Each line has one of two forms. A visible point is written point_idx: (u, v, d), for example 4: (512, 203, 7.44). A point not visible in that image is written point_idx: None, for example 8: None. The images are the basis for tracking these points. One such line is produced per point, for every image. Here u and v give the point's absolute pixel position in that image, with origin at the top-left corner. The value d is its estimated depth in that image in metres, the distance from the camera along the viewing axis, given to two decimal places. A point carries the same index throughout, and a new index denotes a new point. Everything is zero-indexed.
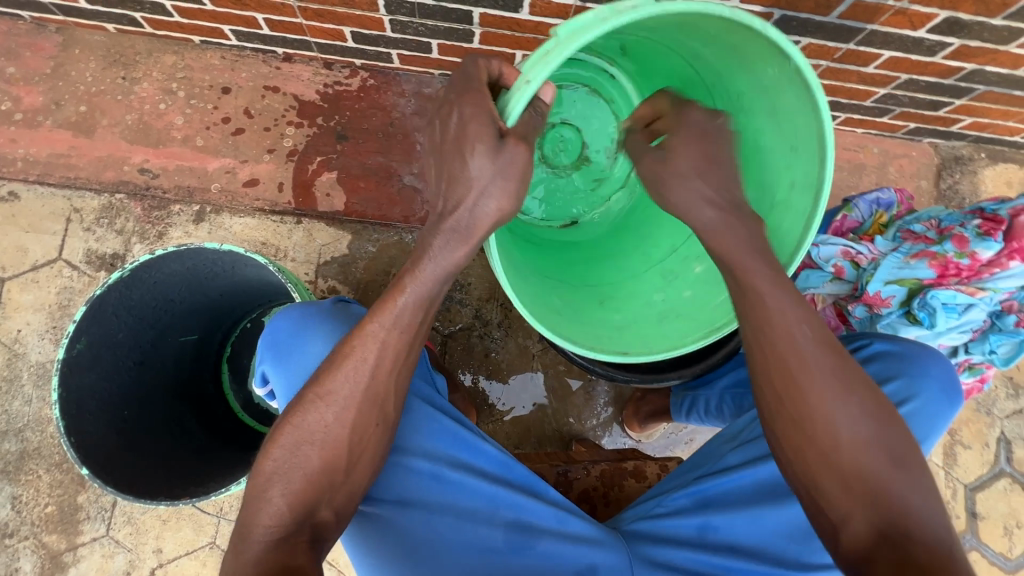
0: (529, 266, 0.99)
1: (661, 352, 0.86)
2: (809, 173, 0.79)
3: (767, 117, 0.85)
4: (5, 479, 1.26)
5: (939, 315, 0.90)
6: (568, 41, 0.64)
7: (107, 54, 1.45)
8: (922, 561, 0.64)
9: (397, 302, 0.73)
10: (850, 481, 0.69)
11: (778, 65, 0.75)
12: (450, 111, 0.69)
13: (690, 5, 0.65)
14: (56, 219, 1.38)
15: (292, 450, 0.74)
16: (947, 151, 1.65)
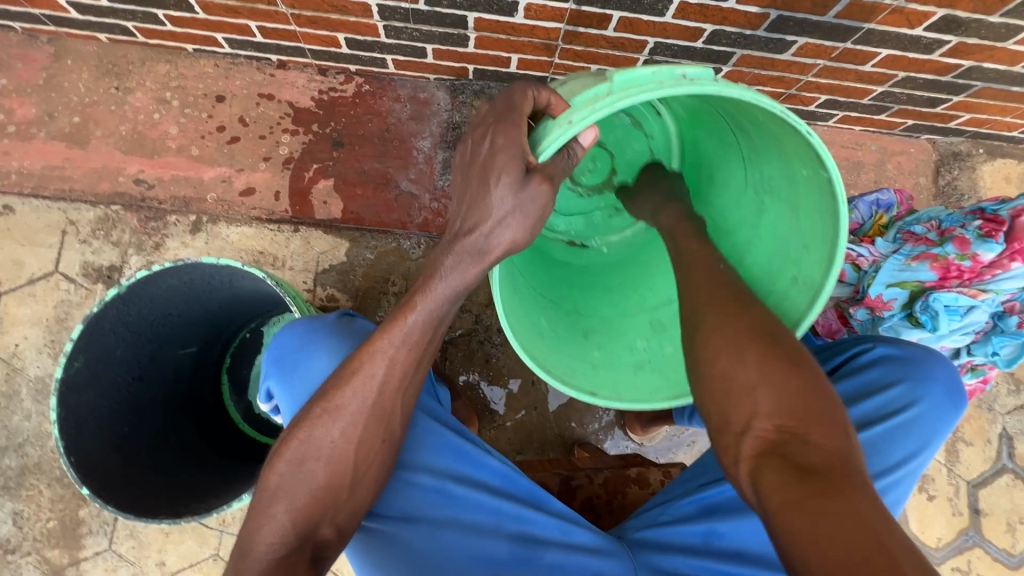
0: (526, 280, 0.98)
1: (624, 401, 0.85)
2: (811, 276, 0.77)
3: (789, 207, 0.82)
4: (6, 495, 1.26)
5: (941, 318, 0.91)
6: (618, 96, 0.63)
7: (99, 64, 1.44)
8: (817, 465, 0.58)
9: (408, 320, 0.74)
10: (753, 385, 0.65)
11: (813, 168, 0.72)
12: (485, 136, 0.69)
13: (744, 92, 0.62)
14: (52, 232, 1.38)
15: (297, 467, 0.74)
16: (945, 147, 1.65)
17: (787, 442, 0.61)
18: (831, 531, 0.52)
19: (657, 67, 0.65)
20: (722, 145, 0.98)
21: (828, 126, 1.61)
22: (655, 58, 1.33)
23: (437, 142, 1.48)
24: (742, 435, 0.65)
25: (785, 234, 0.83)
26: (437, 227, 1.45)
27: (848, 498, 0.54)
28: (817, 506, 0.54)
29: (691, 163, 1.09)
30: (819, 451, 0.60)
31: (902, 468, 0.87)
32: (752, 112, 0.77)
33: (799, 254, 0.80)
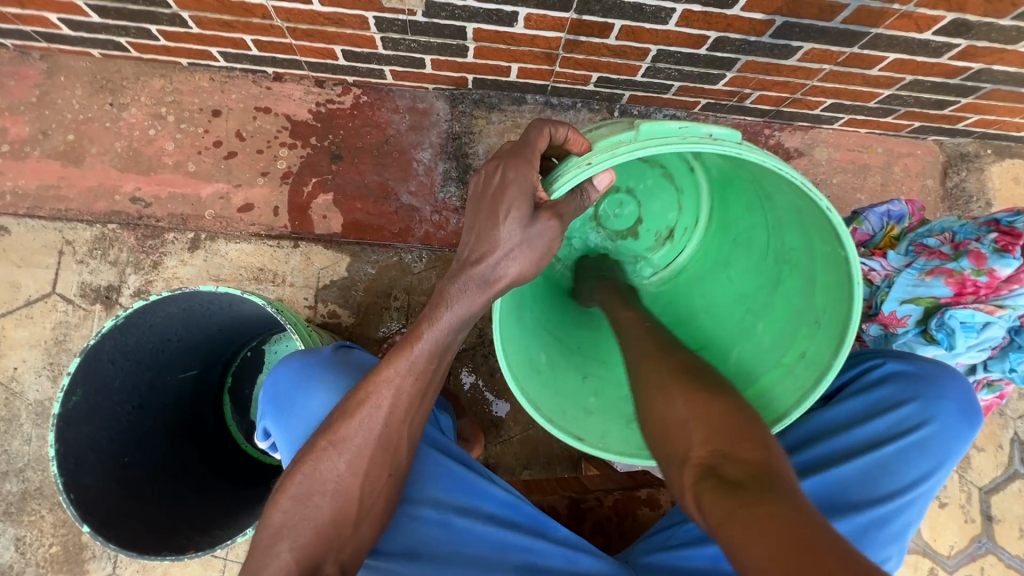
0: (535, 315, 0.99)
1: (611, 451, 0.81)
2: (822, 350, 0.80)
3: (810, 284, 0.85)
4: (8, 521, 1.25)
5: (957, 335, 0.91)
6: (637, 144, 0.67)
7: (93, 80, 1.41)
8: (742, 478, 0.61)
9: (413, 350, 0.75)
10: (683, 419, 0.71)
11: (829, 245, 0.75)
12: (498, 169, 0.73)
13: (765, 160, 0.67)
14: (48, 252, 1.36)
15: (303, 502, 0.75)
16: (952, 148, 1.62)
17: (718, 461, 0.65)
18: (757, 535, 0.53)
19: (684, 124, 0.70)
20: (749, 212, 1.01)
21: (833, 129, 1.58)
22: (657, 66, 1.31)
23: (437, 153, 1.45)
24: (683, 465, 0.68)
25: (800, 305, 0.87)
26: (439, 240, 1.43)
27: (769, 501, 0.57)
28: (743, 512, 0.56)
29: (721, 225, 1.10)
30: (744, 464, 0.63)
31: (916, 489, 0.85)
32: (775, 184, 0.81)
33: (809, 327, 0.83)
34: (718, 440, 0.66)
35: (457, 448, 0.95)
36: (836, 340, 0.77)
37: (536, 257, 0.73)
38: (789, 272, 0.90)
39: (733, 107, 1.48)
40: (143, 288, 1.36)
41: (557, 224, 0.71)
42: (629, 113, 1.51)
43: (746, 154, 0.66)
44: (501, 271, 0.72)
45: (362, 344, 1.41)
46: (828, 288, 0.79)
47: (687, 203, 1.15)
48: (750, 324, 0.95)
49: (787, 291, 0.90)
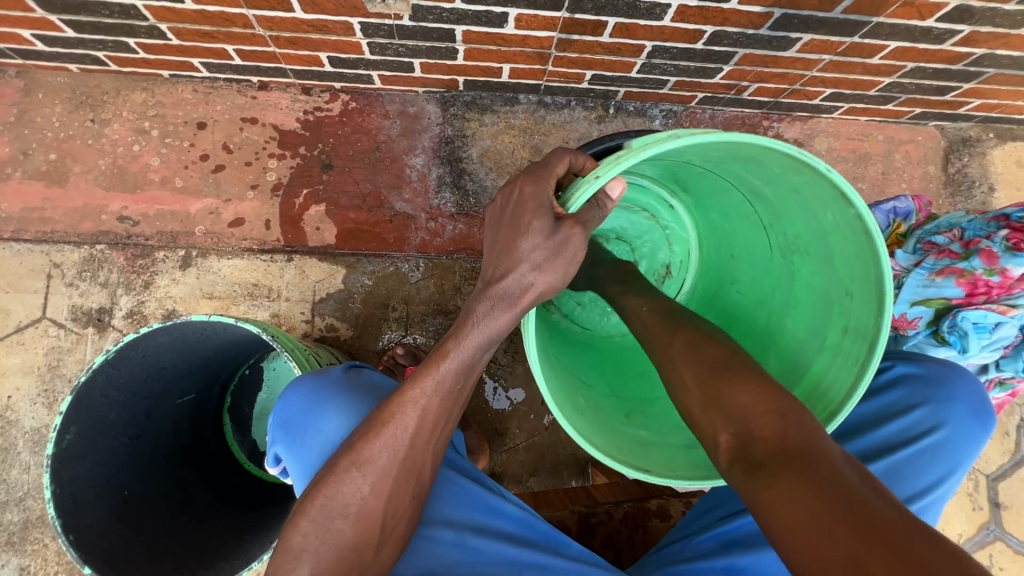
0: (558, 361, 1.00)
1: (686, 478, 0.75)
2: (864, 319, 0.75)
3: (825, 263, 0.83)
4: (11, 550, 1.24)
5: (969, 338, 0.92)
6: (641, 149, 0.69)
7: (72, 96, 1.37)
8: (771, 464, 0.55)
9: (440, 369, 0.73)
10: (699, 405, 0.64)
11: (838, 210, 0.73)
12: (512, 190, 0.74)
13: (756, 140, 0.68)
14: (36, 276, 1.33)
15: (325, 525, 0.73)
16: (953, 134, 1.59)
17: (745, 445, 0.59)
18: (805, 533, 0.49)
19: (669, 132, 0.73)
20: (735, 211, 1.03)
21: (833, 118, 1.55)
22: (653, 62, 1.28)
23: (431, 157, 1.42)
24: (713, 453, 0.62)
25: (824, 289, 0.84)
26: (435, 248, 1.40)
27: (806, 488, 0.51)
28: (784, 505, 0.51)
29: (712, 240, 1.16)
30: (771, 445, 0.57)
31: (929, 494, 0.87)
32: (767, 176, 0.82)
33: (843, 302, 0.79)
34: (740, 422, 0.60)
35: (469, 466, 0.97)
36: (875, 300, 0.72)
37: (564, 264, 0.71)
38: (800, 262, 0.89)
39: (730, 100, 1.45)
40: (135, 309, 1.33)
41: (581, 231, 0.68)
42: (624, 109, 1.47)
43: (734, 136, 0.66)
44: (528, 284, 0.71)
45: (362, 358, 1.39)
46: (845, 261, 0.77)
47: (674, 233, 1.23)
48: (778, 324, 0.93)
49: (806, 284, 0.88)
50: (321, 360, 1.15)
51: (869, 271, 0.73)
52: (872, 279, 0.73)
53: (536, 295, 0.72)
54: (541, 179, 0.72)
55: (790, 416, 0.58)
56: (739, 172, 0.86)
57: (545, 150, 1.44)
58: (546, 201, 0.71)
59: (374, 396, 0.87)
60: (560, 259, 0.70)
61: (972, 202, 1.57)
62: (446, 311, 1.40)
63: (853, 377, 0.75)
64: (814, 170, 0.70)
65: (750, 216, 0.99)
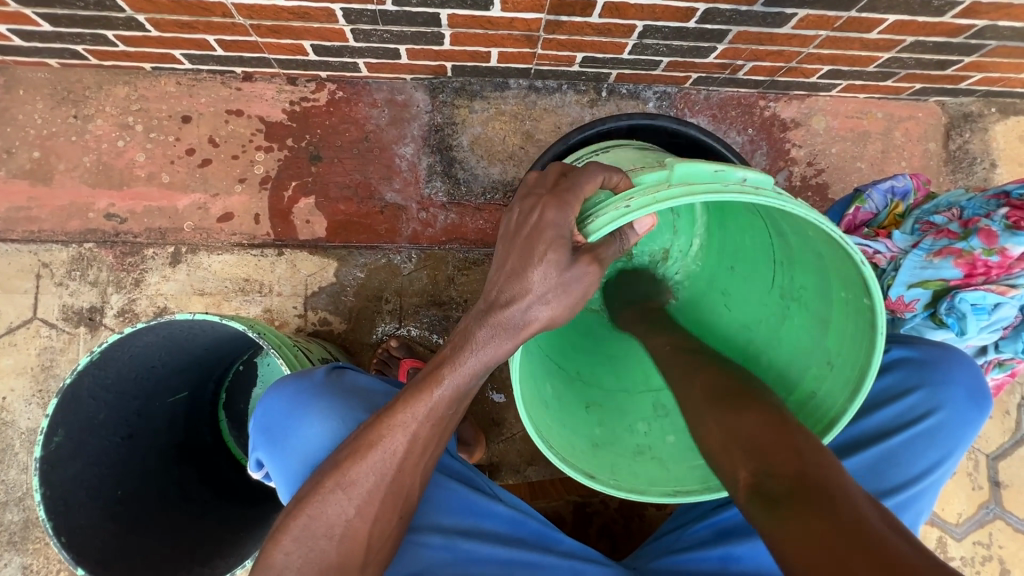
0: (540, 342, 0.95)
1: (622, 489, 0.80)
2: (834, 394, 0.77)
3: (821, 321, 0.82)
4: (13, 550, 1.25)
5: (967, 320, 0.90)
6: (683, 192, 0.65)
7: (53, 92, 1.35)
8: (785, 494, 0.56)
9: (433, 395, 0.73)
10: (719, 440, 0.66)
11: (855, 292, 0.72)
12: (535, 207, 0.70)
13: (810, 215, 0.63)
14: (25, 276, 1.32)
15: (308, 544, 0.74)
16: (954, 109, 1.55)
17: (761, 479, 0.60)
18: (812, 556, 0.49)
19: (719, 167, 0.69)
20: (753, 241, 0.99)
21: (831, 96, 1.51)
22: (644, 42, 1.24)
23: (420, 146, 1.39)
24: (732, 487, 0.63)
25: (809, 342, 0.85)
26: (428, 239, 1.38)
27: (813, 514, 0.52)
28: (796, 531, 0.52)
29: (717, 249, 1.10)
30: (786, 479, 0.58)
31: (925, 479, 0.87)
32: (805, 228, 0.77)
33: (822, 368, 0.80)
34: (756, 454, 0.61)
35: (460, 467, 0.96)
36: (853, 382, 0.74)
37: (572, 299, 0.70)
38: (796, 305, 0.88)
39: (725, 80, 1.42)
40: (126, 307, 1.32)
41: (597, 268, 0.69)
42: (617, 92, 1.44)
43: (785, 205, 0.62)
44: (533, 318, 0.69)
45: (357, 351, 1.38)
46: (842, 331, 0.78)
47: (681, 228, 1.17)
48: (753, 357, 0.94)
49: (794, 329, 0.88)
50: (313, 356, 1.12)
51: (861, 352, 0.74)
52: (857, 362, 0.74)
53: (539, 327, 0.70)
54: (565, 205, 0.68)
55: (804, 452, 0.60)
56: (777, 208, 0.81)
57: (537, 136, 1.42)
58: (566, 230, 0.67)
59: (357, 398, 0.87)
60: (570, 293, 0.69)
61: (973, 178, 1.55)
62: (439, 302, 1.38)
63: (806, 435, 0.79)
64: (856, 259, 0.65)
65: (761, 252, 0.96)
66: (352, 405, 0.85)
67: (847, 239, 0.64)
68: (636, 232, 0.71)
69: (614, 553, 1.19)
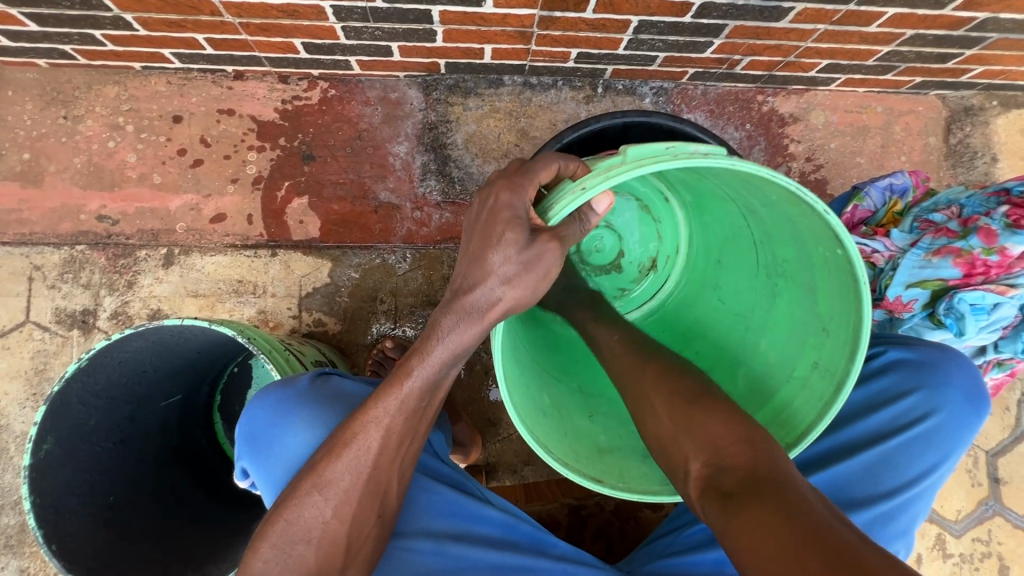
0: (527, 353, 0.97)
1: (632, 491, 0.78)
2: (837, 357, 0.75)
3: (808, 293, 0.81)
4: (9, 553, 1.25)
5: (966, 320, 0.89)
6: (632, 166, 0.65)
7: (43, 92, 1.33)
8: (739, 489, 0.57)
9: (403, 387, 0.72)
10: (673, 432, 0.66)
11: (828, 248, 0.72)
12: (489, 194, 0.70)
13: (758, 168, 0.64)
14: (17, 279, 1.31)
15: (286, 550, 0.73)
16: (955, 102, 1.53)
17: (714, 473, 0.61)
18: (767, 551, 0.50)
19: (671, 143, 0.68)
20: (730, 226, 0.99)
21: (830, 90, 1.49)
22: (640, 37, 1.22)
23: (414, 144, 1.38)
24: (687, 479, 0.64)
25: (803, 318, 0.83)
26: (422, 238, 1.37)
27: (766, 508, 0.53)
28: (747, 524, 0.53)
29: (702, 244, 1.12)
30: (738, 472, 0.59)
31: (921, 483, 0.87)
32: (765, 200, 0.78)
33: (819, 336, 0.78)
34: (710, 449, 0.62)
35: (449, 471, 0.96)
36: (852, 341, 0.72)
37: (535, 279, 0.69)
38: (784, 285, 0.87)
39: (723, 75, 1.40)
40: (119, 309, 1.32)
41: (558, 247, 0.67)
42: (613, 88, 1.42)
43: (736, 161, 0.63)
44: (497, 299, 0.69)
45: (353, 351, 1.37)
46: (829, 296, 0.76)
47: (665, 229, 1.19)
48: (752, 343, 0.91)
49: (786, 307, 0.86)
50: (304, 357, 1.11)
51: (851, 312, 0.72)
52: (851, 322, 0.72)
53: (504, 309, 0.70)
54: (519, 188, 0.68)
55: (758, 445, 0.61)
56: (738, 189, 0.83)
57: (532, 133, 1.40)
58: (522, 210, 0.67)
59: (339, 403, 0.86)
60: (532, 274, 0.68)
61: (973, 173, 1.53)
62: (434, 303, 1.37)
63: (815, 406, 0.76)
64: (814, 207, 0.66)
65: (741, 234, 0.96)
66: (337, 412, 0.84)
67: (799, 190, 0.65)
68: (597, 212, 0.70)
69: (609, 555, 1.17)
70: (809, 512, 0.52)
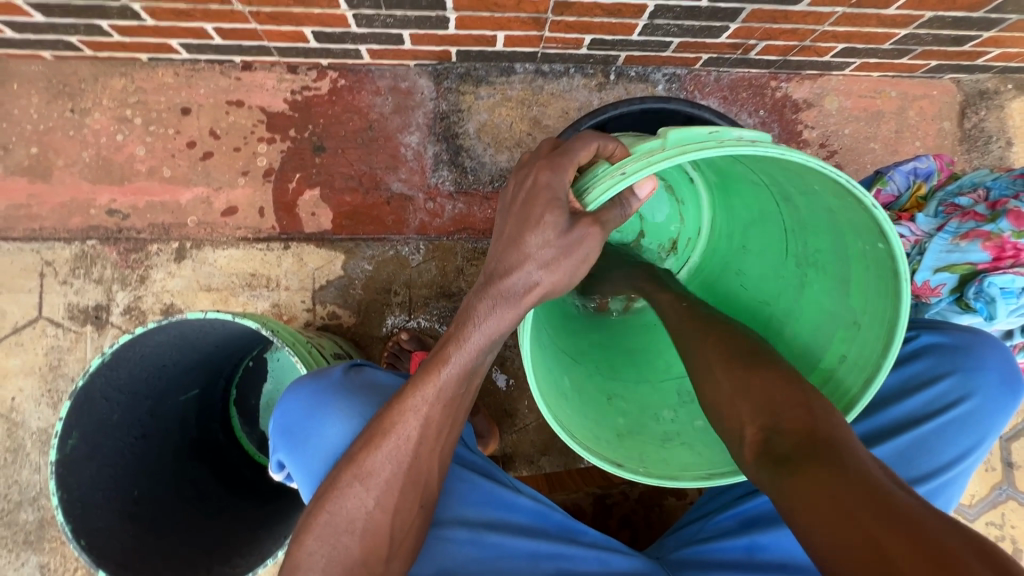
0: (547, 335, 0.96)
1: (651, 475, 0.79)
2: (867, 352, 0.75)
3: (841, 287, 0.81)
4: (29, 549, 1.26)
5: (996, 304, 0.88)
6: (676, 151, 0.64)
7: (49, 85, 1.31)
8: (794, 453, 0.58)
9: (441, 374, 0.72)
10: (730, 396, 0.67)
11: (869, 242, 0.72)
12: (527, 174, 0.70)
13: (808, 160, 0.63)
14: (29, 275, 1.31)
15: (331, 543, 0.74)
16: (970, 86, 1.52)
17: (769, 436, 0.62)
18: (827, 516, 0.51)
19: (714, 130, 0.69)
20: (758, 212, 0.99)
21: (844, 75, 1.48)
22: (656, 22, 1.21)
23: (426, 134, 1.36)
24: (741, 444, 0.65)
25: (829, 310, 0.83)
26: (435, 229, 1.36)
27: (825, 471, 0.54)
28: (807, 488, 0.54)
29: (725, 229, 1.11)
30: (795, 435, 0.60)
31: (955, 467, 0.88)
32: (805, 189, 0.78)
33: (849, 329, 0.78)
34: (767, 413, 0.63)
35: (480, 461, 0.96)
36: (883, 341, 0.72)
37: (572, 265, 0.68)
38: (812, 275, 0.87)
39: (737, 61, 1.38)
40: (133, 305, 1.31)
41: (598, 231, 0.67)
42: (626, 75, 1.41)
43: (785, 151, 0.62)
44: (535, 283, 0.68)
45: (367, 344, 1.36)
46: (864, 289, 0.76)
47: (688, 210, 1.18)
48: (776, 330, 0.91)
49: (815, 296, 0.86)
50: (324, 351, 1.11)
51: (887, 307, 0.72)
52: (886, 319, 0.72)
53: (540, 294, 0.69)
54: (560, 167, 0.68)
55: (814, 410, 0.62)
56: (775, 174, 0.82)
57: (545, 122, 1.38)
58: (562, 193, 0.67)
59: (373, 393, 0.86)
60: (570, 259, 0.68)
61: (989, 157, 1.52)
62: (449, 294, 1.37)
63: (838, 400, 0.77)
64: (859, 201, 0.66)
65: (768, 220, 0.96)
66: (372, 402, 0.84)
67: (846, 180, 0.64)
68: (638, 197, 0.70)
69: (634, 543, 1.19)
70: (864, 477, 0.53)
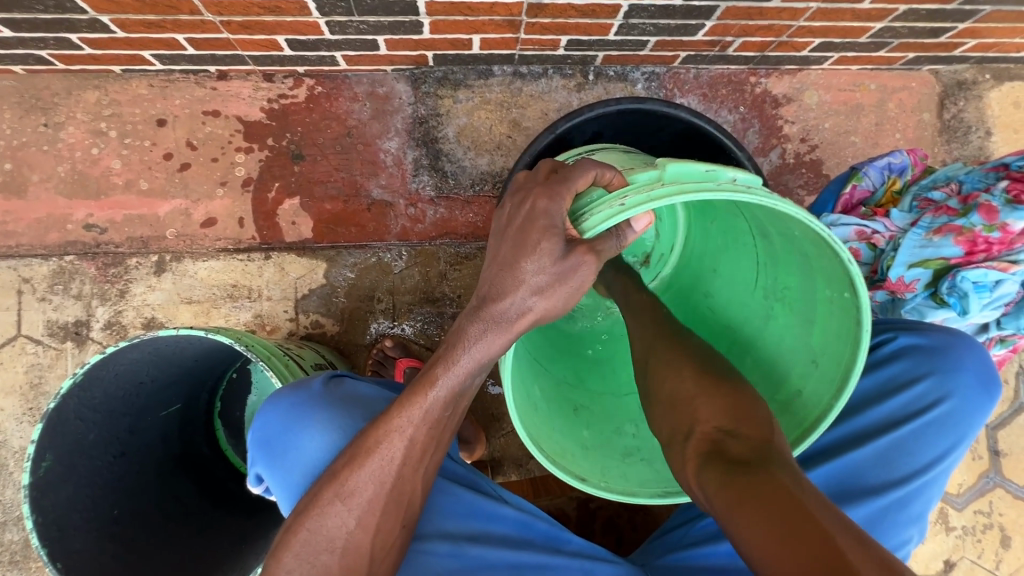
0: (527, 345, 0.95)
1: (615, 492, 0.81)
2: (821, 393, 0.77)
3: (802, 324, 0.82)
4: (16, 569, 1.26)
5: (970, 298, 0.89)
6: (675, 188, 0.63)
7: (21, 100, 1.30)
8: (748, 457, 0.61)
9: (428, 396, 0.71)
10: (692, 396, 0.70)
11: (837, 291, 0.73)
12: (524, 200, 0.69)
13: (796, 212, 0.62)
14: (6, 292, 1.30)
15: (311, 560, 0.74)
16: (948, 77, 1.52)
17: (724, 440, 0.64)
18: (775, 516, 0.54)
19: (710, 167, 0.68)
20: (731, 239, 0.99)
21: (822, 69, 1.48)
22: (631, 22, 1.20)
23: (405, 140, 1.36)
24: (686, 442, 0.68)
25: (790, 346, 0.84)
26: (418, 235, 1.36)
27: (777, 479, 0.58)
28: (759, 488, 0.57)
29: (698, 249, 1.10)
30: (749, 441, 0.63)
31: (933, 467, 0.89)
32: (784, 230, 0.79)
33: (805, 368, 0.81)
34: (723, 419, 0.66)
35: (463, 472, 0.97)
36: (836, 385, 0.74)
37: (567, 292, 0.68)
38: (775, 310, 0.88)
39: (715, 57, 1.38)
40: (113, 319, 1.30)
41: (593, 259, 0.67)
42: (605, 74, 1.40)
43: (771, 201, 0.61)
44: (527, 309, 0.68)
45: (351, 352, 1.36)
46: (824, 333, 0.78)
47: (664, 229, 1.17)
48: (735, 357, 0.92)
49: (776, 330, 0.87)
50: (305, 361, 1.10)
51: (845, 352, 0.74)
52: (843, 362, 0.74)
53: (534, 319, 0.69)
54: (556, 195, 0.67)
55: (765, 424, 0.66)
56: (757, 211, 0.82)
57: (524, 124, 1.38)
58: (559, 220, 0.67)
59: (352, 406, 0.86)
60: (565, 287, 0.68)
61: (968, 148, 1.53)
62: (433, 299, 1.36)
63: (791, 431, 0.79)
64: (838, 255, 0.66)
65: (739, 246, 0.96)
66: (351, 414, 0.84)
67: (829, 236, 0.64)
68: (635, 230, 0.70)
69: (621, 545, 1.20)
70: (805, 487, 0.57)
